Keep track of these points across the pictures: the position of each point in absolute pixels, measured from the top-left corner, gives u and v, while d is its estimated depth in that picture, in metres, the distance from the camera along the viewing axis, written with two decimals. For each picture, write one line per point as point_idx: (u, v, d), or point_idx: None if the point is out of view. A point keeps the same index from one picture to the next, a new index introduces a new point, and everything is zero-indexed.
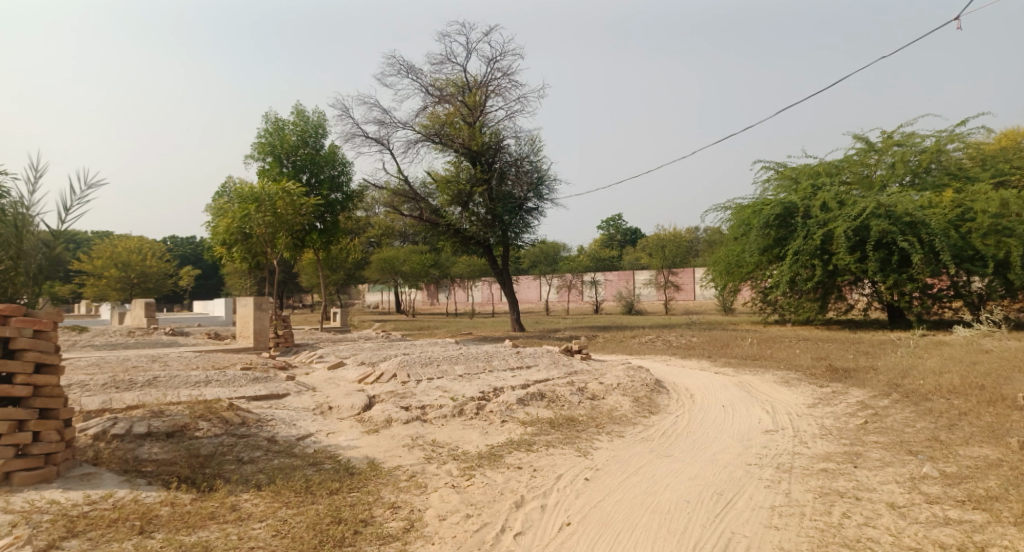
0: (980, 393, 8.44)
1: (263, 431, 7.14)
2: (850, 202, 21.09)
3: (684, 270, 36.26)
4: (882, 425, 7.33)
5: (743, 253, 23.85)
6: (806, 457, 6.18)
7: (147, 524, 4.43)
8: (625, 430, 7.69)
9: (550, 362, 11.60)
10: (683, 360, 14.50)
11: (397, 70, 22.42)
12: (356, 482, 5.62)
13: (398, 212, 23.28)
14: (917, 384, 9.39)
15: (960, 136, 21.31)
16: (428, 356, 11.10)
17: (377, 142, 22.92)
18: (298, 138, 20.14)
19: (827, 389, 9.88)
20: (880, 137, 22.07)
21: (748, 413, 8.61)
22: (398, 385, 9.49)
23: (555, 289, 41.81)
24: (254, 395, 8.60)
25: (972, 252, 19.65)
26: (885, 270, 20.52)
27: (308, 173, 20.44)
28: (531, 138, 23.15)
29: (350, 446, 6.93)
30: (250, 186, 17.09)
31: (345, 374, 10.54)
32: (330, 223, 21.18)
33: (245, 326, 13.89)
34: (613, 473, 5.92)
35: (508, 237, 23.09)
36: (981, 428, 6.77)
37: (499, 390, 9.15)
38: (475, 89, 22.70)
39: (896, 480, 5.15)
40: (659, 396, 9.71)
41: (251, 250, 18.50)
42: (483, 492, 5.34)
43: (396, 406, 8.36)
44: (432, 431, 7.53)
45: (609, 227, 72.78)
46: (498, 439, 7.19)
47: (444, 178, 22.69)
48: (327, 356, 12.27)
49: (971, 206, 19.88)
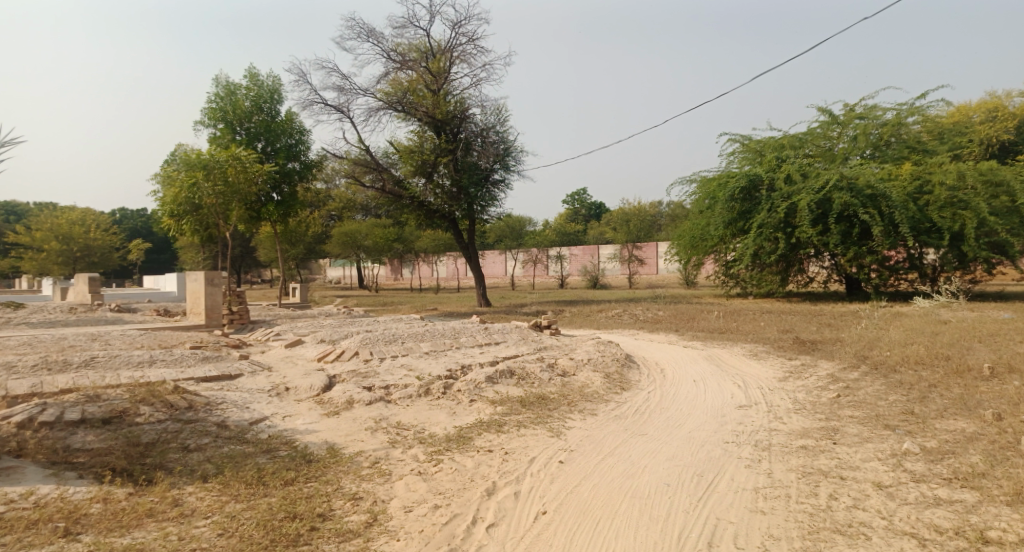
0: (947, 364, 8.50)
1: (211, 416, 6.60)
2: (813, 175, 21.26)
3: (648, 244, 36.26)
4: (855, 398, 7.26)
5: (708, 227, 23.85)
6: (783, 434, 6.01)
7: (74, 525, 3.92)
8: (597, 408, 7.44)
9: (519, 338, 11.29)
10: (652, 334, 14.40)
11: (357, 33, 21.35)
12: (314, 471, 5.20)
13: (360, 183, 22.39)
14: (885, 356, 9.43)
15: (920, 109, 21.56)
16: (392, 333, 10.63)
17: (336, 109, 21.93)
18: (253, 103, 19.07)
19: (797, 362, 9.85)
20: (843, 110, 22.20)
21: (721, 387, 8.47)
22: (360, 363, 9.03)
23: (521, 263, 41.61)
24: (203, 376, 8.02)
25: (929, 225, 20.02)
26: (845, 243, 20.83)
27: (262, 141, 19.41)
28: (497, 108, 22.49)
29: (307, 430, 6.48)
30: (198, 152, 16.06)
31: (304, 352, 10.02)
32: (287, 194, 20.24)
33: (195, 303, 13.11)
34: (587, 454, 5.66)
35: (474, 210, 22.58)
36: (953, 400, 6.72)
37: (466, 368, 8.78)
38: (439, 55, 21.86)
39: (878, 457, 5.00)
40: (630, 371, 9.52)
41: (201, 222, 17.50)
42: (452, 479, 4.99)
43: (358, 386, 7.91)
44: (397, 412, 7.14)
45: (574, 202, 72.62)
46: (467, 420, 6.83)
47: (407, 148, 21.90)
48: (284, 334, 11.68)
49: (928, 178, 20.22)
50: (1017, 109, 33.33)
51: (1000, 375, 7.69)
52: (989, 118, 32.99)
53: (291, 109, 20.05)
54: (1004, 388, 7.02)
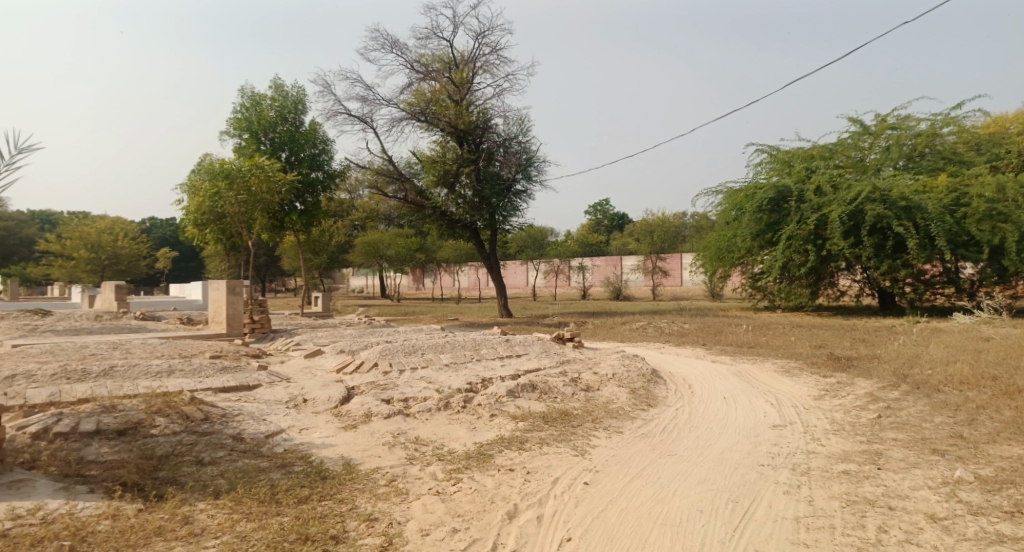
0: (994, 384, 8.02)
1: (228, 428, 6.47)
2: (844, 185, 20.71)
3: (671, 255, 35.78)
4: (897, 420, 6.85)
5: (734, 238, 23.37)
6: (822, 457, 5.66)
7: (79, 544, 3.77)
8: (623, 426, 7.14)
9: (541, 350, 11.05)
10: (677, 347, 14.05)
11: (381, 45, 21.47)
12: (329, 489, 5.01)
13: (383, 193, 22.44)
14: (926, 375, 8.96)
15: (956, 119, 20.91)
16: (412, 344, 10.47)
17: (360, 120, 22.05)
18: (277, 114, 19.23)
19: (832, 380, 9.44)
20: (875, 119, 21.62)
21: (752, 405, 8.12)
22: (379, 375, 8.87)
23: (542, 274, 41.37)
24: (221, 387, 7.93)
25: (967, 238, 19.30)
26: (879, 255, 20.21)
27: (287, 151, 19.55)
28: (520, 118, 22.39)
29: (324, 445, 6.31)
30: (222, 161, 16.23)
31: (324, 362, 9.91)
32: (311, 203, 20.35)
33: (217, 311, 13.13)
34: (614, 476, 5.38)
35: (496, 221, 22.48)
36: (1005, 423, 6.29)
37: (487, 381, 8.56)
38: (462, 65, 21.87)
39: (930, 485, 4.62)
40: (656, 387, 9.20)
41: (225, 230, 17.62)
42: (471, 501, 4.76)
43: (376, 399, 7.74)
44: (416, 427, 6.94)
45: (595, 212, 72.18)
46: (487, 436, 6.60)
47: (430, 158, 21.90)
48: (304, 343, 11.60)
49: (966, 190, 19.52)
50: None
51: None
52: None
53: (315, 120, 20.19)
54: None
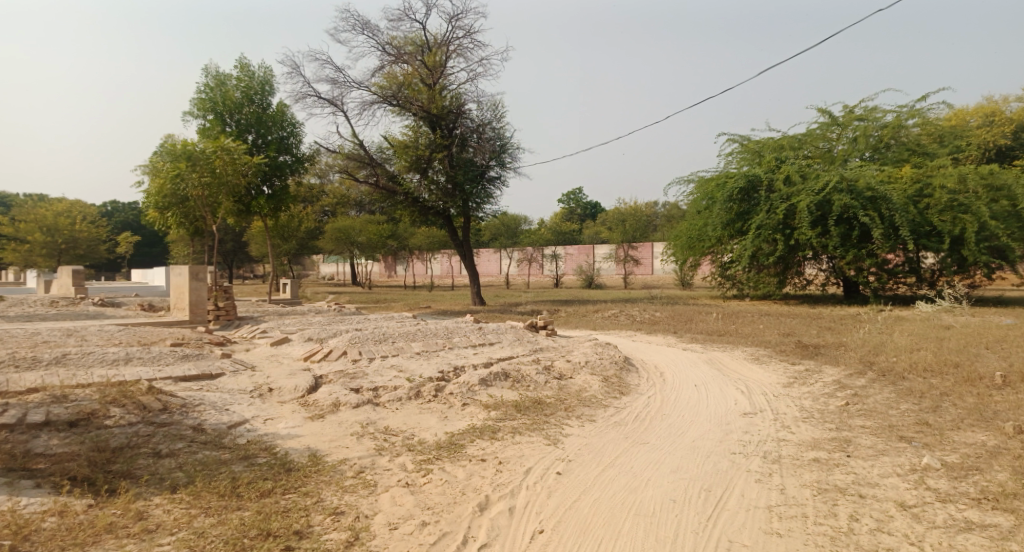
0: (956, 372, 8.20)
1: (188, 418, 6.21)
2: (813, 176, 20.99)
3: (643, 244, 36.00)
4: (865, 407, 6.93)
5: (705, 228, 23.56)
6: (793, 445, 5.68)
7: (21, 543, 3.54)
8: (596, 414, 7.09)
9: (514, 339, 10.95)
10: (649, 335, 14.11)
11: (351, 25, 20.91)
12: (293, 481, 4.83)
13: (353, 178, 21.98)
14: (892, 362, 9.13)
15: (921, 112, 21.31)
16: (382, 332, 10.26)
17: (330, 103, 21.52)
18: (243, 95, 18.61)
19: (800, 367, 9.56)
20: (843, 111, 21.92)
21: (723, 393, 8.15)
22: (348, 363, 8.66)
23: (515, 262, 41.27)
24: (182, 376, 7.64)
25: (929, 228, 19.79)
26: (845, 245, 20.61)
27: (253, 134, 18.96)
28: (493, 103, 22.11)
29: (289, 435, 6.10)
30: (184, 142, 15.63)
31: (291, 351, 9.64)
32: (279, 188, 19.82)
33: (180, 298, 12.69)
34: (587, 465, 5.31)
35: (469, 208, 22.24)
36: (968, 410, 6.41)
37: (459, 369, 8.42)
38: (434, 48, 21.45)
39: (898, 472, 4.65)
40: (629, 375, 9.18)
41: (188, 214, 17.03)
42: (441, 493, 4.64)
43: (345, 388, 7.55)
44: (385, 417, 6.78)
45: (569, 201, 72.25)
46: (458, 426, 6.48)
47: (401, 143, 21.50)
48: (271, 331, 11.29)
49: (929, 181, 19.95)
50: (1015, 114, 33.19)
51: (1013, 384, 7.41)
52: (987, 122, 32.80)
53: (283, 101, 19.62)
54: (1020, 398, 6.72)
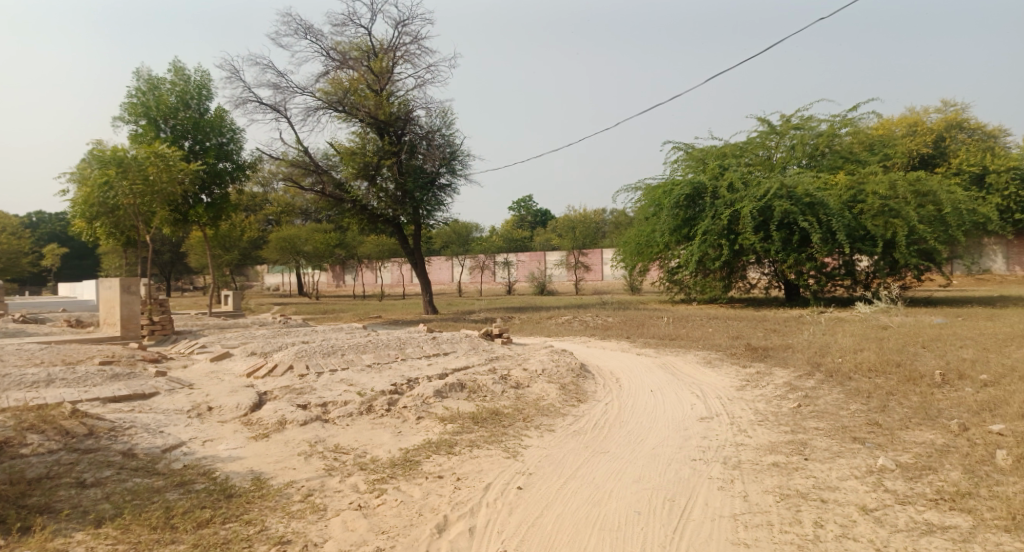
0: (899, 371, 8.49)
1: (117, 443, 5.71)
2: (755, 183, 21.65)
3: (593, 251, 36.41)
4: (816, 408, 7.05)
5: (653, 233, 23.97)
6: (751, 449, 5.68)
7: None
8: (554, 423, 6.95)
9: (469, 348, 10.73)
10: (603, 341, 14.15)
11: (293, 29, 20.31)
12: (235, 509, 4.47)
13: (298, 186, 21.30)
14: (838, 363, 9.39)
15: (853, 121, 22.32)
16: (331, 344, 9.84)
17: (272, 108, 20.82)
18: (178, 99, 17.75)
19: (751, 370, 9.72)
20: (781, 120, 22.72)
21: (679, 398, 8.16)
22: (294, 378, 8.24)
23: (467, 270, 41.02)
24: (111, 396, 7.06)
25: (864, 233, 20.71)
26: (786, 249, 21.32)
27: (189, 140, 18.11)
28: (442, 110, 21.88)
29: (231, 458, 5.69)
30: (113, 148, 14.76)
31: (233, 366, 9.12)
32: (218, 196, 19.01)
33: (110, 312, 11.89)
34: (548, 478, 5.15)
35: (420, 215, 21.91)
36: (913, 409, 6.61)
37: (413, 381, 8.14)
38: (380, 54, 21.06)
39: (856, 475, 4.69)
40: (586, 382, 9.10)
41: (118, 224, 16.06)
42: (397, 515, 4.38)
43: (292, 404, 7.15)
44: (335, 434, 6.45)
45: (519, 208, 72.54)
46: (413, 441, 6.21)
47: (348, 150, 20.99)
48: (210, 346, 10.70)
49: (862, 187, 20.86)
50: (936, 124, 35.31)
51: (952, 382, 7.71)
52: (911, 132, 34.78)
53: (222, 107, 18.83)
54: (960, 396, 6.98)
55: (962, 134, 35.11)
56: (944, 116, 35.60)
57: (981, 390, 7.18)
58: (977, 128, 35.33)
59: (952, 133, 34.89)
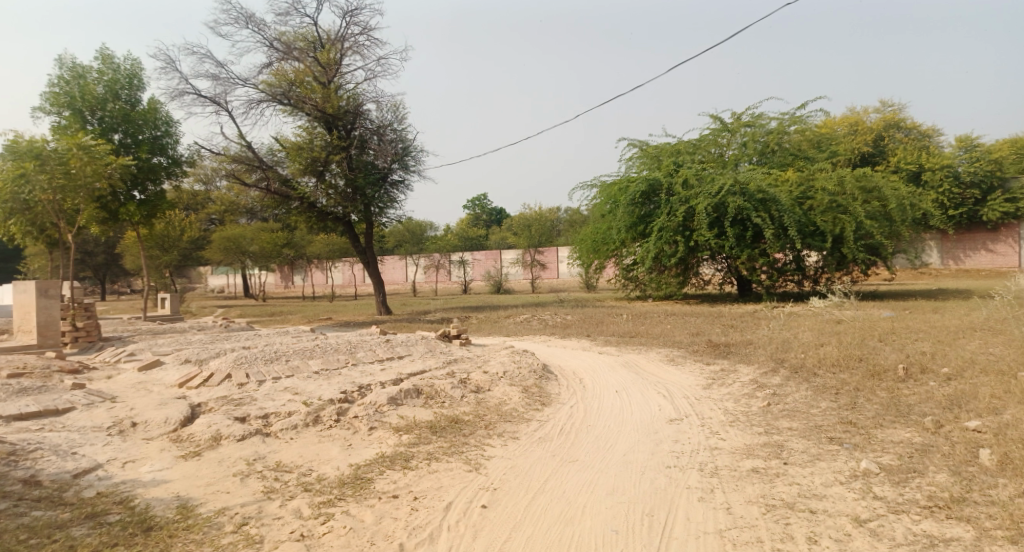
0: (861, 365, 8.44)
1: (17, 469, 4.90)
2: (708, 179, 21.78)
3: (549, 249, 36.29)
4: (787, 407, 6.84)
5: (609, 231, 23.87)
6: (727, 454, 5.36)
7: None
8: (519, 430, 6.50)
9: (425, 350, 10.18)
10: (563, 340, 13.83)
11: (234, 18, 19.21)
12: (155, 545, 3.83)
13: (242, 183, 20.23)
14: (800, 358, 9.30)
15: (802, 119, 22.69)
16: (274, 350, 9.12)
17: (212, 101, 19.65)
18: (107, 89, 16.51)
19: (715, 367, 9.53)
20: (733, 117, 22.92)
21: (645, 398, 7.86)
22: (233, 388, 7.53)
23: (422, 269, 40.24)
24: (16, 414, 6.21)
25: (813, 228, 21.11)
26: (740, 245, 21.59)
27: (120, 133, 16.81)
28: (394, 104, 21.12)
29: (154, 482, 5.00)
30: (29, 139, 13.51)
31: (163, 376, 8.31)
32: (152, 193, 17.78)
33: (25, 319, 10.78)
34: (515, 493, 4.71)
35: (371, 213, 21.14)
36: (883, 405, 6.47)
37: (365, 388, 7.55)
38: (327, 46, 20.20)
39: (840, 479, 4.42)
40: (549, 383, 8.70)
41: (36, 222, 14.69)
42: (346, 545, 3.84)
43: (228, 417, 6.47)
44: (278, 449, 5.83)
45: (474, 207, 71.93)
46: (365, 456, 5.66)
47: (295, 144, 20.00)
48: (140, 354, 9.79)
49: (812, 184, 21.23)
50: (875, 124, 36.64)
51: (915, 375, 7.68)
52: (852, 131, 35.95)
53: (156, 98, 17.64)
54: (926, 390, 6.90)
55: (899, 133, 36.55)
56: (883, 116, 36.97)
57: (944, 384, 7.12)
58: (913, 127, 36.84)
59: (890, 132, 36.28)
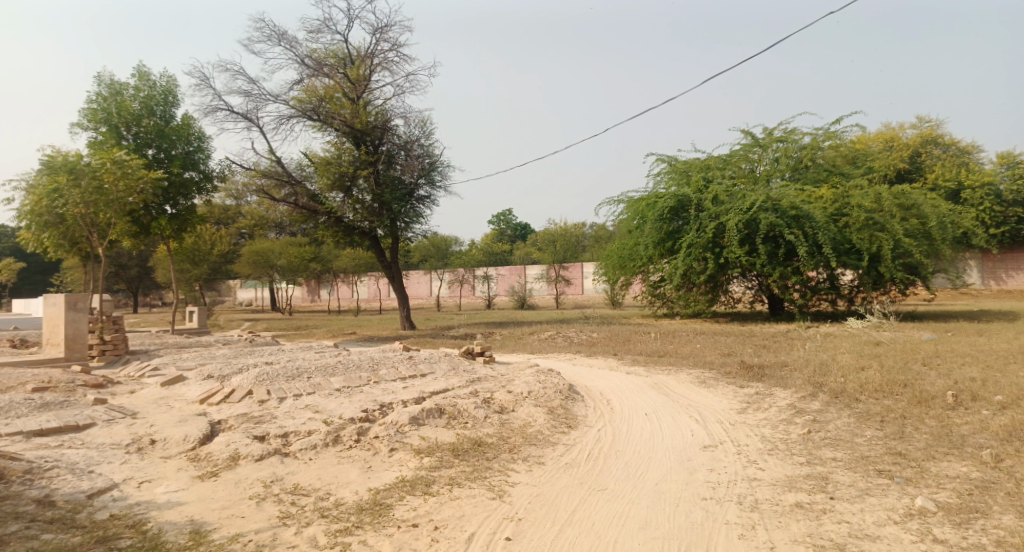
0: (907, 391, 7.98)
1: (31, 488, 4.81)
2: (739, 195, 21.35)
3: (574, 265, 36.02)
4: (828, 435, 6.47)
5: (636, 247, 23.53)
6: (767, 486, 5.02)
7: None
8: (544, 455, 6.23)
9: (449, 368, 9.99)
10: (589, 358, 13.52)
11: (266, 36, 19.56)
12: None
13: (271, 198, 20.45)
14: (839, 382, 8.87)
15: (836, 134, 22.14)
16: (297, 365, 9.02)
17: (243, 117, 19.97)
18: (142, 106, 16.86)
19: (749, 390, 9.14)
20: (764, 132, 22.48)
21: (677, 423, 7.52)
22: (253, 405, 7.43)
23: (446, 284, 40.24)
24: (37, 430, 6.18)
25: (849, 246, 20.47)
26: (772, 262, 21.04)
27: (154, 148, 17.13)
28: (422, 120, 21.21)
29: (168, 504, 4.86)
30: (64, 153, 13.85)
31: (185, 391, 8.25)
32: (183, 207, 18.07)
33: (54, 331, 10.89)
34: (540, 524, 4.46)
35: (397, 228, 21.17)
36: (934, 435, 6.05)
37: (386, 407, 7.38)
38: (357, 62, 20.39)
39: (893, 517, 4.07)
40: (575, 405, 8.42)
41: (69, 235, 15.00)
42: None
43: (247, 436, 6.34)
44: (296, 471, 5.67)
45: (498, 222, 72.01)
46: (384, 479, 5.46)
47: (323, 160, 20.18)
48: (164, 368, 9.78)
49: (847, 200, 20.63)
50: (910, 140, 35.76)
51: (965, 403, 7.22)
52: (887, 147, 35.12)
53: (189, 114, 17.97)
54: (980, 419, 6.46)
55: (936, 149, 35.62)
56: (919, 132, 36.10)
57: (999, 413, 6.66)
58: (950, 144, 35.87)
59: (926, 148, 35.38)
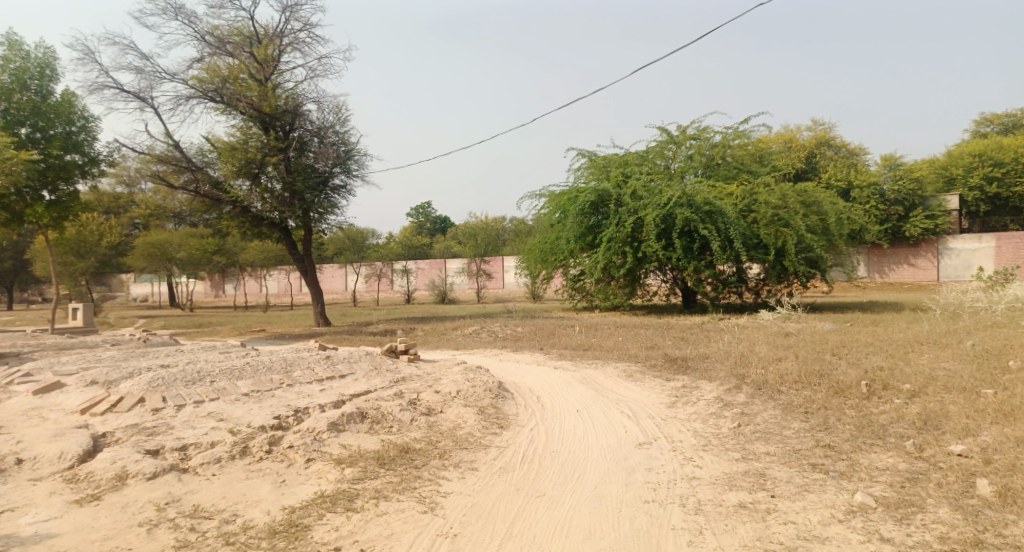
0: (824, 382, 8.27)
1: None
2: (656, 191, 21.84)
3: (495, 259, 35.83)
4: (758, 428, 6.51)
5: (558, 241, 23.62)
6: (708, 485, 4.91)
7: None
8: (477, 460, 5.85)
9: (370, 367, 9.41)
10: (515, 353, 13.30)
11: (160, 8, 17.80)
12: None
13: (168, 185, 18.69)
14: (761, 374, 9.10)
15: (744, 133, 23.09)
16: (198, 369, 8.12)
17: (135, 97, 18.16)
18: (12, 78, 14.91)
19: (677, 384, 9.19)
20: (678, 130, 23.09)
21: (609, 419, 7.37)
22: (146, 414, 6.56)
23: (363, 278, 38.87)
24: None
25: (757, 241, 21.44)
26: (687, 256, 21.67)
27: (28, 126, 15.14)
28: (336, 106, 20.13)
29: (35, 538, 4.08)
30: None
31: (63, 400, 7.19)
32: (64, 193, 16.13)
33: None
34: (478, 541, 4.08)
35: (310, 219, 20.04)
36: (856, 426, 6.22)
37: (302, 413, 6.74)
38: (265, 41, 19.01)
39: (837, 516, 4.02)
40: (505, 403, 8.10)
41: None
42: None
43: (137, 451, 5.53)
44: (198, 489, 4.99)
45: (417, 215, 70.73)
46: (301, 495, 4.89)
47: (228, 145, 18.65)
48: (38, 374, 8.54)
49: (755, 197, 21.59)
50: (806, 142, 38.33)
51: (878, 392, 7.55)
52: (787, 147, 37.46)
53: (72, 90, 16.07)
54: (895, 408, 6.73)
55: (828, 151, 38.40)
56: (814, 135, 38.80)
57: (910, 402, 6.98)
58: (841, 146, 38.77)
59: (820, 150, 38.11)
